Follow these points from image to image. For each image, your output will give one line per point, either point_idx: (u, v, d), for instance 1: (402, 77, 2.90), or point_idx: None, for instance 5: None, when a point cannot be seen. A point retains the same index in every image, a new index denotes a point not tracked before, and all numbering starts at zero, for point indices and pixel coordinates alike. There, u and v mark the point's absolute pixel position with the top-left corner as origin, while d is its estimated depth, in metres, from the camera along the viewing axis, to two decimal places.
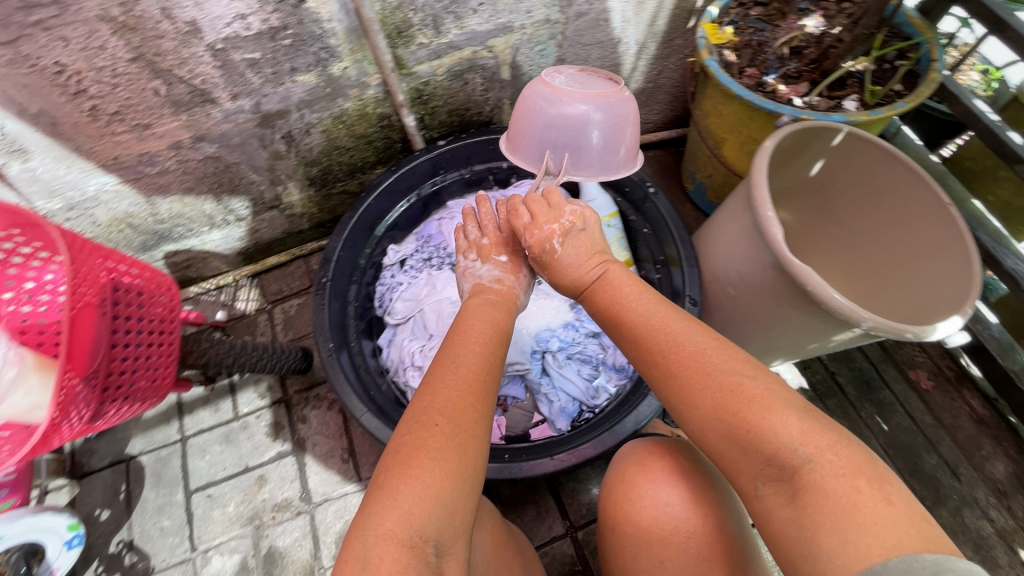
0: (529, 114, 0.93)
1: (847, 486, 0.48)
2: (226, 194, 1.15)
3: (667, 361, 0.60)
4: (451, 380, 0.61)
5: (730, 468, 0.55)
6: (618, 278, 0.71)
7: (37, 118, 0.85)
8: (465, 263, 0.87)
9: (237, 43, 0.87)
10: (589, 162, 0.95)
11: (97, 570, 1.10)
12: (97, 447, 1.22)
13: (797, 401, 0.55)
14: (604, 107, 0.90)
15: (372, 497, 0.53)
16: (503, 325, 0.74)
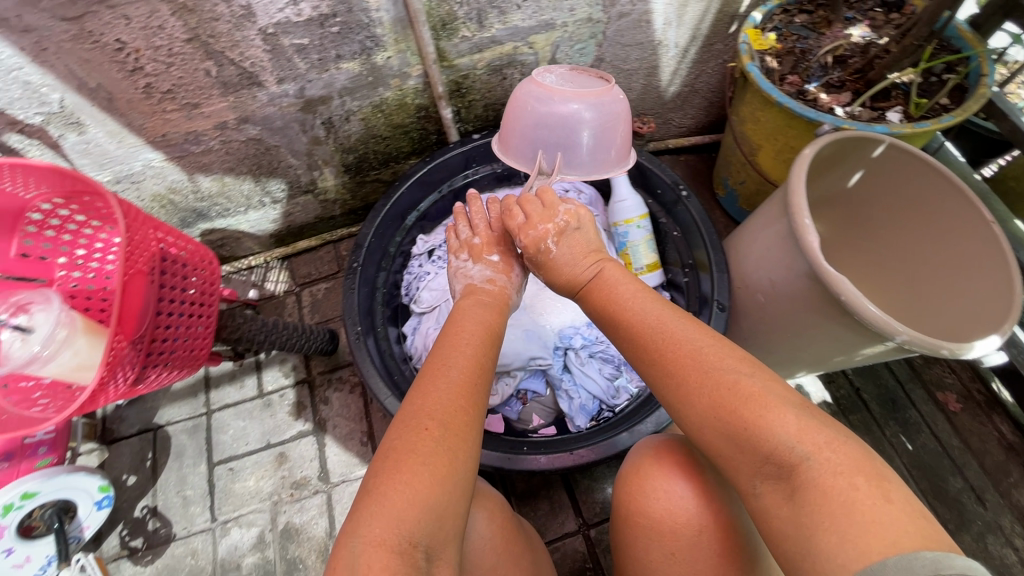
0: (521, 114, 0.94)
1: (846, 484, 0.47)
2: (265, 176, 1.17)
3: (662, 359, 0.60)
4: (442, 384, 0.61)
5: (728, 466, 0.55)
6: (613, 277, 0.71)
7: (95, 93, 0.88)
8: (457, 263, 0.88)
9: (288, 28, 0.89)
10: (582, 162, 0.95)
11: (122, 533, 1.14)
12: (127, 414, 1.26)
13: (795, 397, 0.54)
14: (595, 105, 0.90)
15: (362, 501, 0.53)
16: (494, 326, 0.75)
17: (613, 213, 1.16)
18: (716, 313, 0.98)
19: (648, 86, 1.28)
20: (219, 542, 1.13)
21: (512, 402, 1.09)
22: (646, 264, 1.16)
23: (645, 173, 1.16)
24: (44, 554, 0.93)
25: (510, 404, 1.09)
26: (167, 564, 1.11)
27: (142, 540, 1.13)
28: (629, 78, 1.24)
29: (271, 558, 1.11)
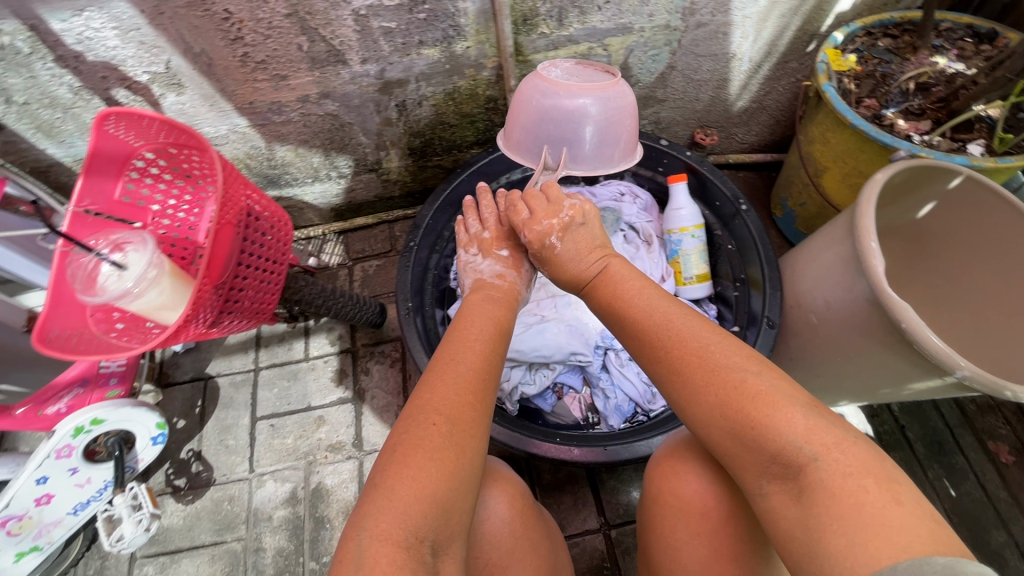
0: (526, 109, 0.93)
1: (855, 485, 0.47)
2: (335, 152, 1.23)
3: (668, 357, 0.61)
4: (450, 378, 0.63)
5: (736, 464, 0.55)
6: (619, 274, 0.72)
7: (197, 57, 0.95)
8: (466, 257, 0.91)
9: (379, 11, 0.93)
10: (588, 158, 0.95)
11: (167, 471, 1.21)
12: (182, 362, 1.34)
13: (804, 397, 0.54)
14: (600, 100, 0.89)
15: (369, 495, 0.54)
16: (504, 321, 0.77)
17: (667, 221, 1.18)
18: (764, 329, 0.98)
19: (715, 98, 1.27)
20: (255, 492, 1.19)
21: (547, 394, 1.10)
22: (695, 275, 1.17)
23: (705, 184, 1.16)
24: (102, 479, 1.01)
25: (545, 396, 1.10)
26: (206, 506, 1.18)
27: (185, 480, 1.21)
28: (698, 89, 1.24)
29: (301, 514, 1.16)
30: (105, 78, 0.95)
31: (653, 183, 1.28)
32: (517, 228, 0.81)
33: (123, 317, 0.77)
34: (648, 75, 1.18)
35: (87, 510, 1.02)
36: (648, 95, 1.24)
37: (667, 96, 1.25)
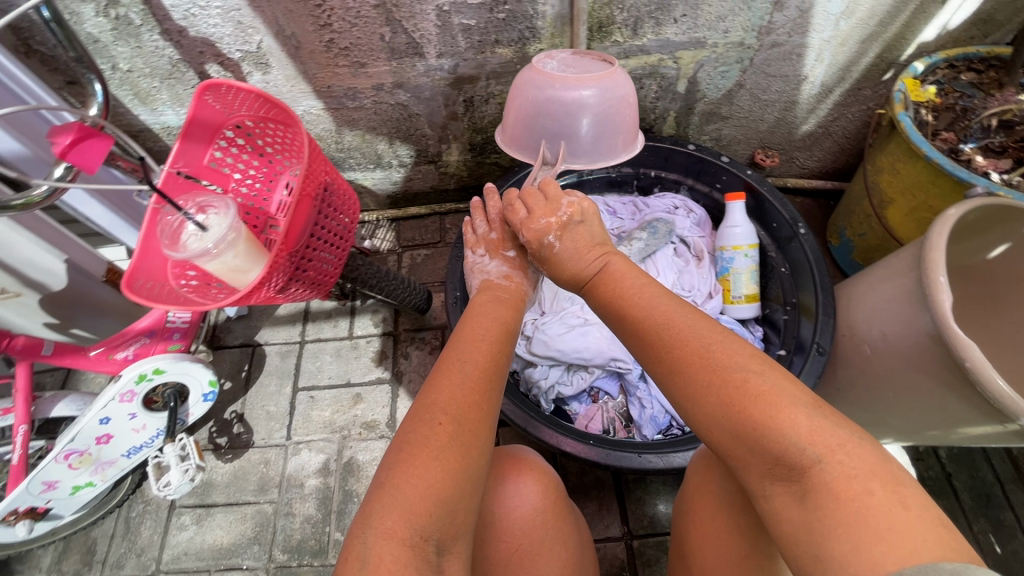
0: (523, 104, 0.93)
1: (860, 489, 0.44)
2: (399, 141, 1.27)
3: (667, 356, 0.57)
4: (456, 378, 0.62)
5: (738, 465, 0.52)
6: (619, 272, 0.69)
7: (287, 40, 1.01)
8: (474, 258, 0.91)
9: (461, 8, 0.97)
10: (586, 152, 0.95)
11: (211, 429, 1.27)
12: (234, 327, 1.41)
13: (808, 396, 0.50)
14: (597, 90, 0.89)
15: (374, 495, 0.54)
16: (511, 324, 0.76)
17: (721, 237, 1.17)
18: (813, 356, 0.96)
19: (781, 120, 1.26)
20: (289, 459, 1.23)
21: (583, 397, 1.11)
22: (744, 294, 1.15)
23: (764, 205, 1.15)
24: (156, 426, 1.08)
25: (580, 398, 1.11)
26: (243, 467, 1.23)
27: (226, 439, 1.26)
28: (764, 109, 1.23)
29: (331, 485, 1.20)
30: (202, 53, 1.02)
31: (708, 200, 1.27)
32: (514, 227, 0.81)
33: (196, 272, 0.83)
34: (715, 91, 1.18)
35: (138, 454, 1.10)
36: (712, 111, 1.23)
37: (731, 113, 1.24)
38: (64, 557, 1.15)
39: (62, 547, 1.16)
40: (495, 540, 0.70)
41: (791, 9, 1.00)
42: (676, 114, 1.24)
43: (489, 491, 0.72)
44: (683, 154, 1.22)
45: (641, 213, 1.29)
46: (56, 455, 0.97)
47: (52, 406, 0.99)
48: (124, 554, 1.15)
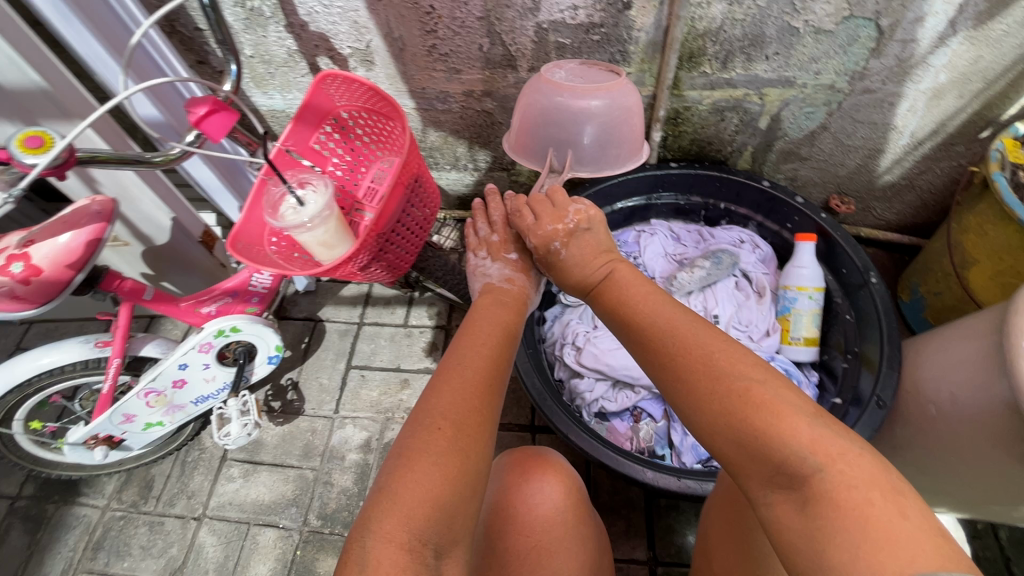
0: (531, 114, 0.96)
1: (860, 498, 0.43)
2: (478, 146, 1.34)
3: (671, 363, 0.57)
4: (457, 382, 0.63)
5: (739, 472, 0.51)
6: (625, 280, 0.71)
7: (394, 41, 1.09)
8: (476, 260, 0.92)
9: (559, 27, 1.02)
10: (590, 160, 0.98)
11: (267, 392, 1.36)
12: (300, 301, 1.50)
13: (810, 405, 0.50)
14: (603, 99, 0.91)
15: (374, 499, 0.54)
16: (512, 326, 0.78)
17: (786, 276, 1.16)
18: (872, 408, 0.93)
19: (862, 166, 1.23)
20: (335, 431, 1.30)
21: (625, 415, 1.12)
22: (803, 337, 1.14)
23: (834, 249, 1.13)
24: (223, 380, 1.17)
25: (622, 416, 1.12)
26: (292, 431, 1.31)
27: (279, 403, 1.34)
28: (846, 154, 1.21)
29: (370, 462, 1.25)
30: (316, 46, 1.11)
31: (776, 238, 1.26)
32: (523, 233, 0.84)
33: (278, 240, 0.91)
34: (797, 130, 1.17)
35: (204, 403, 1.19)
36: (791, 151, 1.23)
37: (811, 155, 1.23)
38: (126, 487, 1.26)
39: (125, 477, 1.27)
40: (515, 536, 0.68)
41: (890, 57, 0.99)
42: (753, 149, 1.24)
43: (510, 486, 0.72)
44: (756, 190, 1.22)
45: (705, 243, 1.29)
46: (138, 391, 1.06)
47: (143, 345, 1.10)
48: (177, 494, 1.24)
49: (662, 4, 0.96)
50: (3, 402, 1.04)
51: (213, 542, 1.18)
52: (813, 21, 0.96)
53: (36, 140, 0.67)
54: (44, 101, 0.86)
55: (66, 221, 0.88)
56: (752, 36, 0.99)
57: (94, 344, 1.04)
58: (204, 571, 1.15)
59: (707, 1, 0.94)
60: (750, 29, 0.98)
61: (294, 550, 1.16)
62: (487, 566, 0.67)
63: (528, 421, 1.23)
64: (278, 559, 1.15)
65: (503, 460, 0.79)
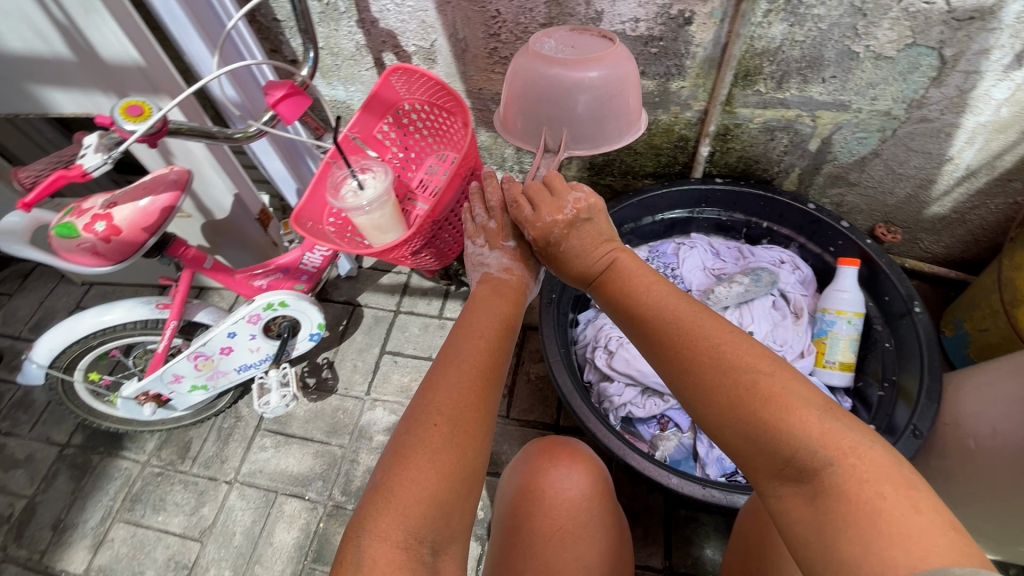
0: (520, 91, 0.87)
1: (872, 492, 0.44)
2: (526, 149, 1.37)
3: (678, 355, 0.58)
4: (453, 378, 0.61)
5: (748, 466, 0.53)
6: (628, 267, 0.70)
7: (457, 42, 1.14)
8: (472, 249, 0.83)
9: (618, 38, 1.05)
10: (586, 136, 0.87)
11: (304, 368, 1.41)
12: (341, 285, 1.56)
13: (820, 396, 0.51)
14: (597, 69, 0.82)
15: (369, 498, 0.53)
16: (512, 318, 0.73)
17: (825, 299, 1.16)
18: (907, 437, 0.93)
19: (912, 197, 1.22)
20: (365, 412, 1.34)
21: (651, 423, 1.13)
22: (839, 361, 1.13)
23: (878, 276, 1.12)
24: (266, 352, 1.22)
25: (648, 423, 1.13)
26: (324, 408, 1.35)
27: (314, 380, 1.39)
28: (897, 183, 1.20)
29: None
30: (383, 43, 1.17)
31: (818, 261, 1.26)
32: (520, 224, 0.78)
33: (334, 219, 0.97)
34: (848, 155, 1.17)
35: (246, 372, 1.25)
36: (839, 175, 1.22)
37: (859, 181, 1.22)
38: (165, 446, 1.32)
39: (165, 436, 1.34)
40: (539, 519, 0.70)
41: (950, 87, 0.99)
42: (801, 171, 1.24)
43: (536, 470, 0.74)
44: (801, 212, 1.21)
45: (745, 261, 1.30)
46: (188, 353, 1.12)
47: (197, 311, 1.16)
48: (211, 457, 1.30)
49: (723, 21, 0.98)
50: (68, 352, 1.11)
51: (243, 507, 1.23)
52: (874, 46, 0.96)
53: (137, 108, 0.75)
54: (138, 77, 0.94)
55: (146, 187, 0.95)
56: (811, 58, 1.00)
57: (156, 306, 1.11)
58: (232, 533, 1.20)
59: (768, 21, 0.96)
60: (809, 50, 0.99)
61: (318, 522, 1.20)
62: (513, 544, 0.70)
63: (553, 420, 1.25)
64: (302, 529, 1.20)
65: (531, 446, 0.81)
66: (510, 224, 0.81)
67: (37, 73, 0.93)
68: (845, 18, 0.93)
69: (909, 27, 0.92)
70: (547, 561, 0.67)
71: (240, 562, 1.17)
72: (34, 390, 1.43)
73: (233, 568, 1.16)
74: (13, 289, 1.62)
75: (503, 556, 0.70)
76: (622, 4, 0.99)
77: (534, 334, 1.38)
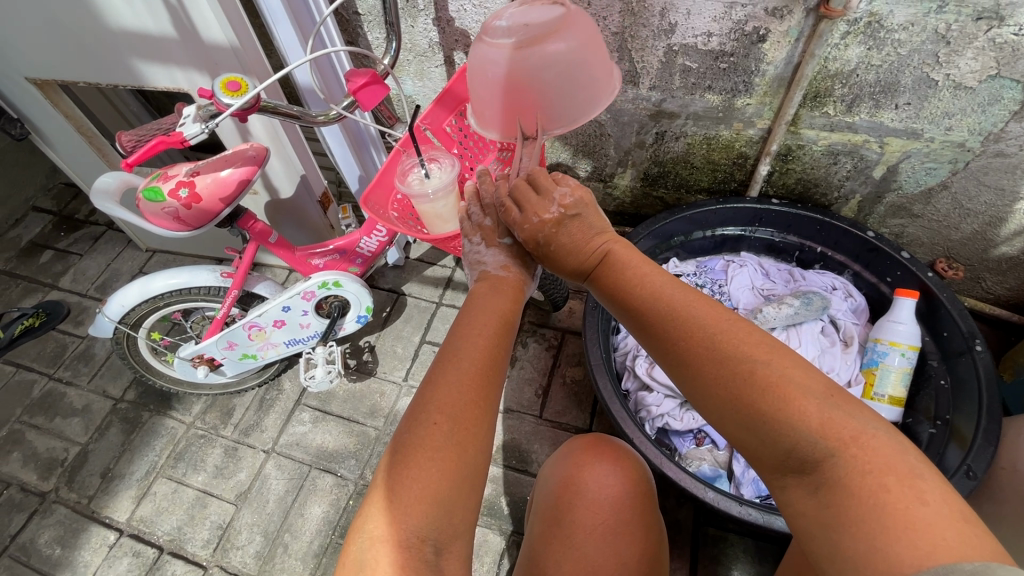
0: (482, 84, 0.82)
1: (875, 484, 0.45)
2: (582, 155, 1.36)
3: (676, 347, 0.59)
4: (452, 378, 0.61)
5: (753, 457, 0.54)
6: (622, 258, 0.70)
7: None
8: (468, 247, 0.83)
9: (689, 51, 1.05)
10: (561, 113, 0.81)
11: (346, 349, 1.46)
12: (387, 274, 1.60)
13: (820, 383, 0.51)
14: (559, 41, 0.75)
15: (372, 496, 0.56)
16: (510, 316, 0.72)
17: (879, 329, 1.14)
18: (960, 477, 0.90)
19: (979, 233, 1.18)
20: (401, 397, 1.37)
21: (687, 437, 1.13)
22: (889, 394, 1.11)
23: (937, 310, 1.09)
24: (315, 329, 1.27)
25: (684, 437, 1.13)
26: (363, 390, 1.39)
27: (355, 362, 1.43)
28: (963, 218, 1.17)
29: None
30: (456, 41, 1.21)
31: (872, 290, 1.23)
32: (510, 227, 0.78)
33: (397, 205, 1.00)
34: (914, 185, 1.15)
35: (294, 347, 1.30)
36: (902, 206, 1.20)
37: (923, 213, 1.20)
38: (209, 410, 1.38)
39: (210, 401, 1.39)
40: (581, 512, 0.71)
41: None
42: (862, 198, 1.22)
43: (580, 465, 0.76)
44: (859, 240, 1.19)
45: (795, 284, 1.28)
46: (244, 322, 1.18)
47: (255, 283, 1.22)
48: (252, 425, 1.35)
49: (798, 40, 0.98)
50: (137, 310, 1.18)
51: (278, 476, 1.27)
52: (954, 75, 0.95)
53: (235, 84, 0.79)
54: (230, 57, 0.99)
55: (226, 159, 0.99)
56: (886, 83, 0.99)
57: (219, 274, 1.16)
58: (265, 499, 1.24)
59: (845, 43, 0.95)
60: (885, 75, 0.98)
61: (348, 499, 1.23)
62: (553, 534, 0.71)
63: (586, 425, 1.26)
64: (332, 504, 1.23)
65: (574, 442, 0.82)
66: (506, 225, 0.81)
67: (141, 48, 1.01)
68: (928, 45, 0.92)
69: (995, 58, 0.90)
70: (587, 553, 0.68)
71: (271, 529, 1.21)
72: (95, 344, 1.51)
73: (264, 534, 1.20)
74: (83, 250, 1.72)
75: (542, 545, 0.72)
76: (697, 17, 0.99)
77: (573, 338, 1.39)
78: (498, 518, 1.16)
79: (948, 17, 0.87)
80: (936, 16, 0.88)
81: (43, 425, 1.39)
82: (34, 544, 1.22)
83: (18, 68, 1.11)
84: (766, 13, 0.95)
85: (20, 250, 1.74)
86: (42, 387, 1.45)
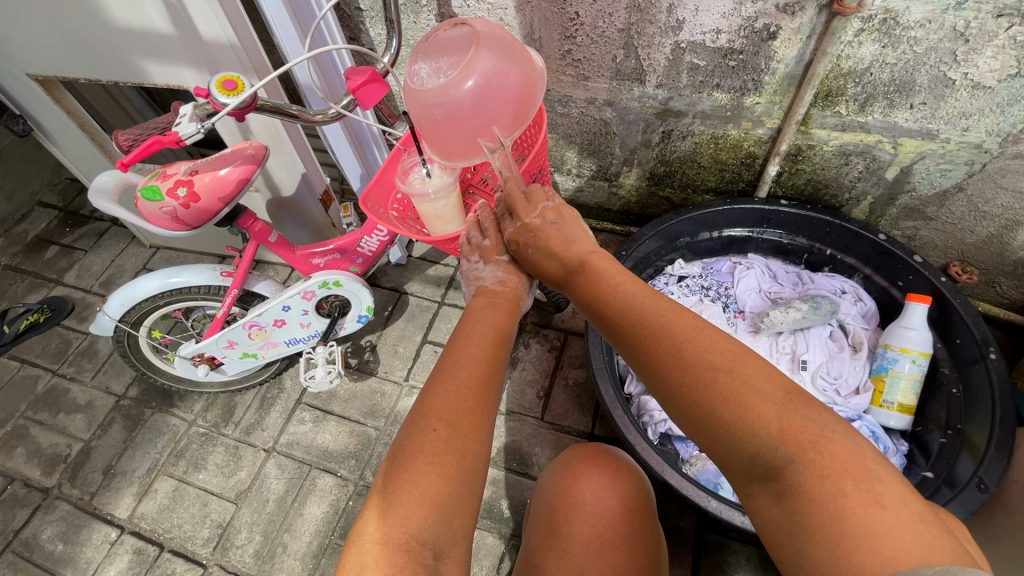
0: (438, 131, 0.74)
1: (833, 490, 0.43)
2: (587, 154, 1.34)
3: (646, 357, 0.57)
4: (451, 384, 0.60)
5: (723, 467, 0.52)
6: (602, 265, 0.69)
7: (531, 42, 1.12)
8: (466, 264, 0.82)
9: (696, 49, 1.03)
10: (530, 105, 0.75)
11: (347, 348, 1.45)
12: (389, 272, 1.59)
13: (780, 388, 0.49)
14: (485, 51, 0.70)
15: (372, 500, 0.55)
16: (504, 327, 0.71)
17: (890, 335, 1.11)
18: (971, 490, 0.88)
19: (995, 237, 1.15)
20: (402, 397, 1.36)
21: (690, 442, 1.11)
22: (898, 402, 1.08)
23: (950, 316, 1.06)
24: (316, 328, 1.26)
25: (687, 442, 1.11)
26: (363, 389, 1.38)
27: (356, 361, 1.43)
28: (979, 221, 1.13)
29: None
30: None
31: (883, 294, 1.19)
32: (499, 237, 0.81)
33: (396, 205, 0.99)
34: (928, 187, 1.11)
35: (295, 346, 1.29)
36: (915, 208, 1.17)
37: (937, 216, 1.16)
38: (210, 408, 1.38)
39: (212, 399, 1.39)
40: (576, 524, 0.70)
41: None
42: (874, 200, 1.19)
43: (575, 476, 0.75)
44: (870, 242, 1.16)
45: (803, 287, 1.26)
46: (244, 322, 1.17)
47: (256, 283, 1.21)
48: (253, 424, 1.35)
49: (809, 38, 0.95)
50: (139, 307, 1.18)
51: (277, 475, 1.27)
52: (972, 75, 0.92)
53: (232, 83, 0.78)
54: (229, 54, 0.97)
55: (225, 158, 0.98)
56: (900, 82, 0.96)
57: (219, 273, 1.16)
58: (265, 499, 1.24)
59: (859, 41, 0.92)
60: (899, 74, 0.95)
61: (347, 499, 1.23)
62: (549, 545, 0.71)
63: (588, 427, 1.24)
64: (331, 504, 1.22)
65: (574, 452, 0.81)
66: (505, 239, 0.79)
67: (141, 45, 1.00)
68: (945, 43, 0.89)
69: (1015, 56, 0.87)
70: (582, 566, 0.67)
71: (271, 529, 1.20)
72: (99, 341, 1.52)
73: (263, 533, 1.20)
74: (88, 246, 1.72)
75: (539, 556, 0.71)
76: (706, 14, 0.97)
77: (576, 339, 1.37)
78: (498, 521, 1.15)
79: (966, 14, 0.84)
80: (955, 12, 0.84)
81: (46, 421, 1.39)
82: (36, 539, 1.23)
83: (20, 64, 1.11)
84: (777, 9, 0.92)
85: (25, 245, 1.74)
86: (46, 382, 1.46)
